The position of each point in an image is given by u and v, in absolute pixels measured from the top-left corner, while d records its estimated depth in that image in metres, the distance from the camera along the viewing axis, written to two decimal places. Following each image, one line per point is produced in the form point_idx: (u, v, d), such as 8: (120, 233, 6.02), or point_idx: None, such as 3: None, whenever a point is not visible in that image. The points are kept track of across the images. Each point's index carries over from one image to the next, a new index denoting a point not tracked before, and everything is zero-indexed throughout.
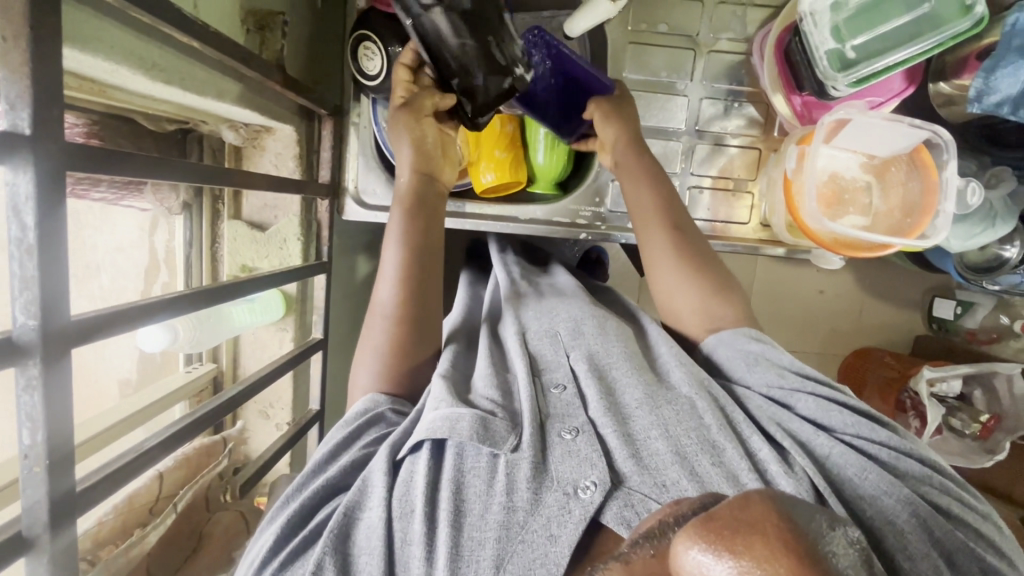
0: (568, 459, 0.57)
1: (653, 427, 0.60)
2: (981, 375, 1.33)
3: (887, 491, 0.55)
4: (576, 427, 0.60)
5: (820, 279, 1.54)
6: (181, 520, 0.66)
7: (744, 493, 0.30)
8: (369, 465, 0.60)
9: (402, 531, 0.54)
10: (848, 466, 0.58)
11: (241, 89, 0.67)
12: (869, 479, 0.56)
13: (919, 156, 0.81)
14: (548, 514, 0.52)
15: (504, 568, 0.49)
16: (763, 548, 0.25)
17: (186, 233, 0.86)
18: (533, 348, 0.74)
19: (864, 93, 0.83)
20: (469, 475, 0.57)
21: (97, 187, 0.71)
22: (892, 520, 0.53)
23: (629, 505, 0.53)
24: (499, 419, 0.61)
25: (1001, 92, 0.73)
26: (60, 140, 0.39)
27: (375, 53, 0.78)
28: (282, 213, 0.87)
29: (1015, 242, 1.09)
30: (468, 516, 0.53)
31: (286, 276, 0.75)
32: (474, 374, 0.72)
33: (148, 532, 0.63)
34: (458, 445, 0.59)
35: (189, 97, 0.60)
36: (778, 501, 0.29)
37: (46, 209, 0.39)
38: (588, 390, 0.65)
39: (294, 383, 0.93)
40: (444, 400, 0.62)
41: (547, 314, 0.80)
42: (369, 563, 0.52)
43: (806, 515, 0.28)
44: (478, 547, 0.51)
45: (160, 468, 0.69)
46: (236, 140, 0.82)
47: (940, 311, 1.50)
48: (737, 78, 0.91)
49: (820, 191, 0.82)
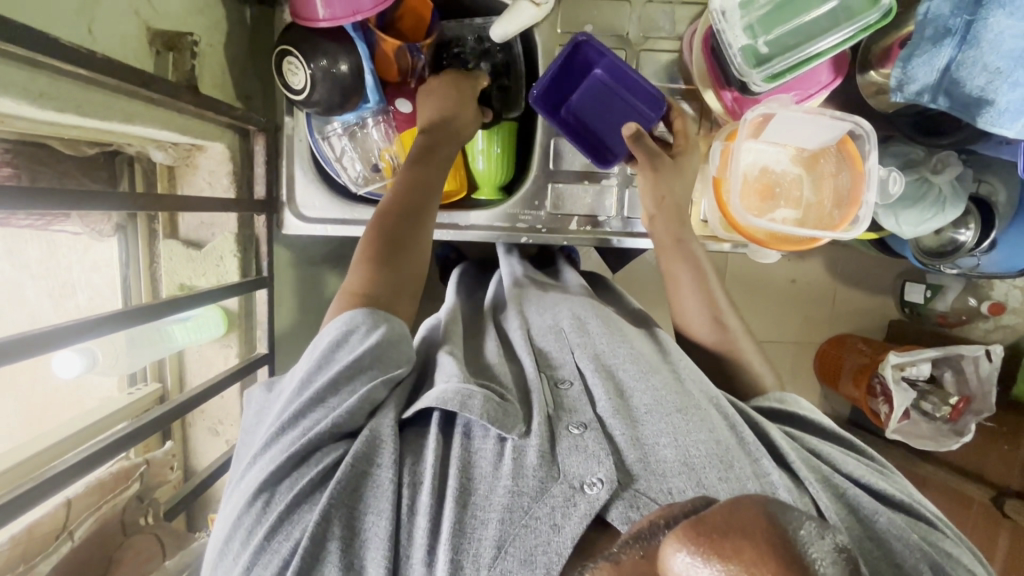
0: (575, 453, 0.58)
1: (663, 435, 0.61)
2: (948, 359, 1.32)
3: (898, 534, 0.55)
4: (584, 422, 0.61)
5: (787, 269, 1.55)
6: (85, 550, 0.67)
7: (737, 498, 0.32)
8: (379, 420, 0.61)
9: (409, 500, 0.55)
10: (864, 502, 0.58)
11: (157, 111, 0.67)
12: (883, 515, 0.57)
13: (846, 148, 0.81)
14: (553, 503, 0.53)
15: (505, 550, 0.50)
16: (747, 550, 0.28)
17: (122, 254, 0.86)
18: (538, 343, 0.76)
19: (790, 86, 0.83)
20: (477, 457, 0.59)
21: (16, 216, 0.70)
22: (899, 564, 0.54)
23: (635, 506, 0.53)
24: (513, 405, 0.62)
25: (919, 81, 0.73)
26: None
27: (299, 67, 0.78)
28: (219, 231, 0.86)
29: (969, 225, 1.09)
30: (474, 494, 0.55)
31: (215, 293, 0.74)
32: (483, 353, 0.76)
33: (36, 563, 0.63)
34: (466, 425, 0.61)
35: (94, 123, 0.60)
36: (768, 505, 0.31)
37: None
38: (596, 388, 0.66)
39: (242, 400, 0.92)
40: (455, 375, 0.64)
41: (550, 310, 0.81)
42: (376, 523, 0.53)
43: (795, 517, 0.30)
44: (481, 526, 0.52)
45: (67, 494, 0.67)
46: (167, 159, 0.82)
47: (911, 295, 1.50)
48: (673, 76, 0.92)
49: (751, 186, 0.83)
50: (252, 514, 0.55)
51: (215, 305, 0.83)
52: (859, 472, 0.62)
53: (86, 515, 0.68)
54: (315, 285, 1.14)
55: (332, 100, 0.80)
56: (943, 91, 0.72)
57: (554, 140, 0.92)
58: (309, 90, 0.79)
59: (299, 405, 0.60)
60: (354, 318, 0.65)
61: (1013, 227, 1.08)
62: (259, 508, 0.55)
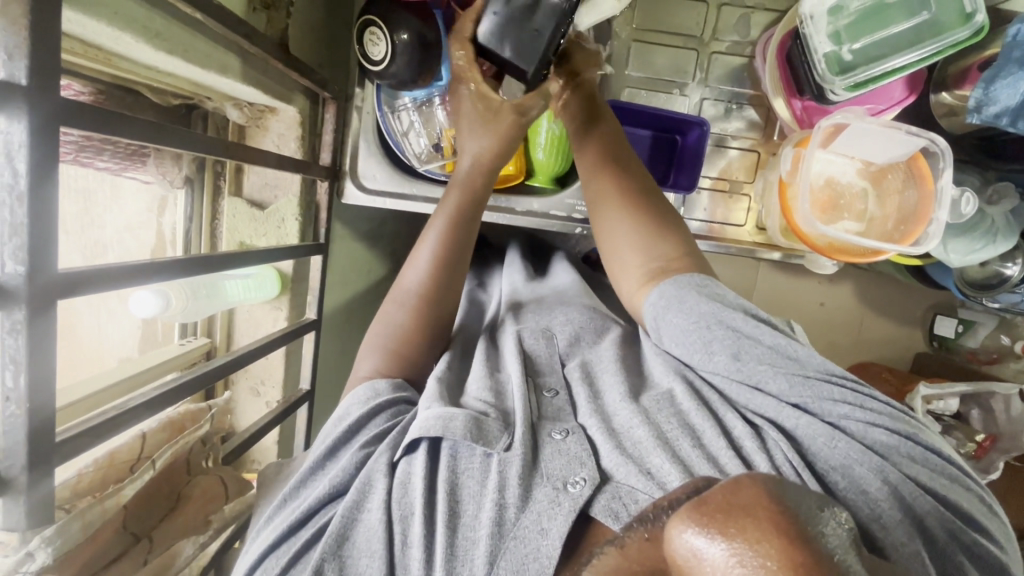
0: (558, 457, 0.57)
1: (635, 417, 0.60)
2: (979, 395, 1.30)
3: (858, 460, 0.53)
4: (567, 428, 0.61)
5: (819, 291, 1.54)
6: (160, 479, 0.60)
7: (738, 478, 0.32)
8: (370, 464, 0.59)
9: (402, 533, 0.54)
10: (816, 437, 0.55)
11: (246, 67, 0.68)
12: (838, 448, 0.54)
13: (916, 165, 0.81)
14: (538, 509, 0.52)
15: (496, 565, 0.49)
16: (754, 527, 0.28)
17: (187, 207, 0.87)
18: (528, 348, 0.75)
19: (864, 99, 0.84)
20: (464, 476, 0.57)
21: (100, 156, 0.72)
22: (865, 490, 0.51)
23: (617, 497, 0.52)
24: (492, 419, 0.61)
25: (1000, 103, 0.73)
26: (87, 110, 0.40)
27: (381, 38, 0.79)
28: (282, 193, 0.87)
29: (1016, 260, 1.07)
30: (463, 517, 0.54)
31: (280, 252, 0.76)
32: (469, 378, 0.73)
33: (126, 484, 0.54)
34: (452, 445, 0.59)
35: (191, 70, 0.61)
36: (769, 484, 0.31)
37: (41, 174, 0.37)
38: (579, 394, 0.66)
39: (286, 363, 0.93)
40: (436, 400, 0.63)
41: (546, 314, 0.82)
42: (370, 565, 0.52)
43: (802, 499, 0.31)
44: (471, 546, 0.51)
45: (142, 427, 0.61)
46: (240, 118, 0.83)
47: (941, 329, 1.48)
48: (741, 81, 0.92)
49: (815, 195, 0.82)
50: (258, 575, 0.55)
51: (274, 266, 0.85)
52: (810, 400, 0.57)
53: (164, 449, 0.61)
54: (359, 259, 1.15)
55: (406, 75, 0.81)
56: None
57: (627, 90, 0.93)
58: (387, 61, 0.80)
59: (301, 474, 0.62)
60: (378, 386, 0.68)
61: None
62: (262, 562, 0.55)
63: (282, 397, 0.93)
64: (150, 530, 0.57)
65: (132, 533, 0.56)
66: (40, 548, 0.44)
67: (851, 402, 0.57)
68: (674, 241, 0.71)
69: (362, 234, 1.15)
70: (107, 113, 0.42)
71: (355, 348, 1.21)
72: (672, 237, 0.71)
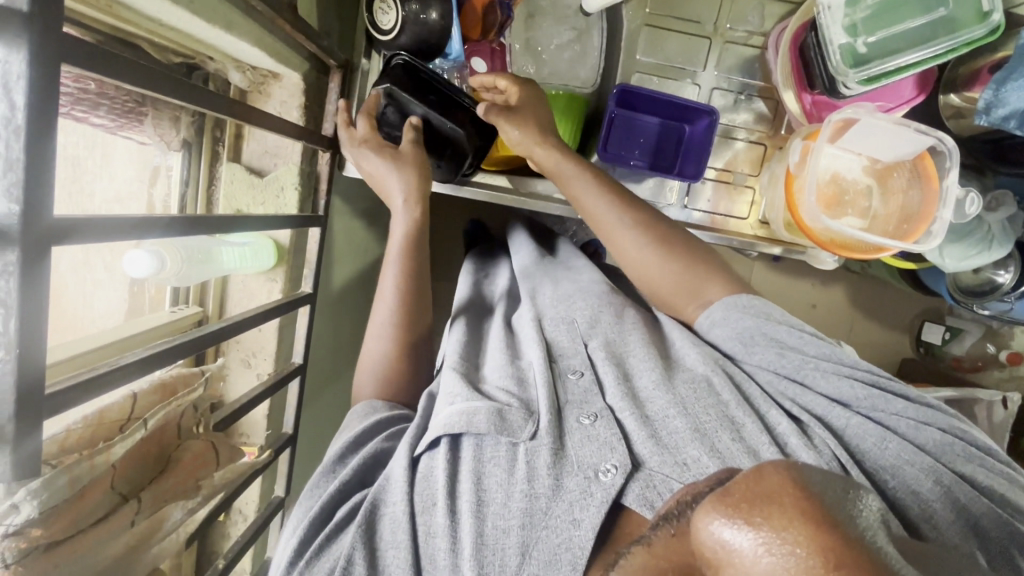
0: (588, 444, 0.57)
1: (670, 407, 0.60)
2: (963, 400, 1.30)
3: (909, 461, 0.54)
4: (595, 412, 0.60)
5: (811, 292, 1.55)
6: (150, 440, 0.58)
7: (762, 466, 0.31)
8: (392, 461, 0.61)
9: (425, 524, 0.55)
10: (866, 437, 0.57)
11: (253, 26, 0.66)
12: (888, 448, 0.55)
13: (922, 164, 0.81)
14: (570, 498, 0.52)
15: (529, 556, 0.50)
16: (780, 513, 0.27)
17: (183, 172, 0.84)
18: (549, 335, 0.74)
19: (875, 96, 0.83)
20: (489, 464, 0.57)
21: (96, 110, 0.69)
22: (915, 490, 0.52)
23: (650, 486, 0.52)
24: (515, 409, 0.61)
25: (1009, 105, 0.74)
26: (89, 48, 0.38)
27: (390, 7, 0.78)
28: (282, 161, 0.86)
29: (1008, 268, 1.08)
30: (491, 504, 0.54)
31: (280, 220, 0.74)
32: (486, 365, 0.72)
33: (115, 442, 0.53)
34: (476, 439, 0.59)
35: (196, 24, 0.59)
36: (793, 468, 0.30)
37: (38, 111, 0.35)
38: (605, 375, 0.65)
39: (279, 335, 0.91)
40: (460, 395, 0.63)
41: (564, 301, 0.80)
42: (396, 556, 0.53)
43: (826, 481, 0.30)
44: (502, 535, 0.52)
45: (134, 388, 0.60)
46: (243, 81, 0.80)
47: (928, 335, 1.49)
48: (751, 72, 0.92)
49: (821, 190, 0.82)
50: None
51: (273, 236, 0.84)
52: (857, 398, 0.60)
53: (158, 408, 0.59)
54: (356, 237, 1.13)
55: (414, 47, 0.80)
56: None
57: (638, 74, 0.92)
58: (396, 31, 0.79)
59: (319, 472, 0.63)
60: (375, 405, 0.71)
61: None
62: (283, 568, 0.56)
63: (274, 370, 0.92)
64: (140, 490, 0.56)
65: (121, 492, 0.54)
66: (25, 501, 0.45)
67: (898, 404, 0.59)
68: (719, 282, 0.74)
69: (361, 210, 1.13)
70: (111, 56, 0.41)
71: (349, 327, 1.19)
72: (713, 268, 0.75)
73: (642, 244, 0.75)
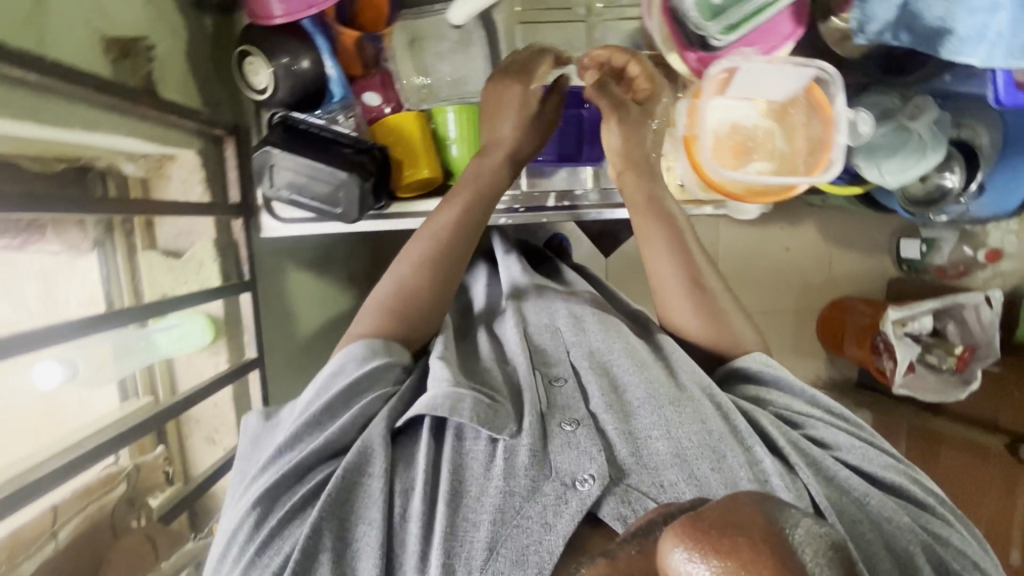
0: (567, 450, 0.56)
1: (654, 427, 0.59)
2: (951, 308, 1.31)
3: (888, 517, 0.55)
4: (577, 419, 0.59)
5: (782, 236, 1.50)
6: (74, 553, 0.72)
7: (738, 496, 0.31)
8: (368, 432, 0.59)
9: (401, 506, 0.54)
10: (854, 487, 0.57)
11: (115, 117, 0.68)
12: (872, 501, 0.56)
13: (813, 96, 0.81)
14: (544, 501, 0.52)
15: (496, 551, 0.49)
16: (749, 547, 0.26)
17: (102, 269, 0.83)
18: (534, 342, 0.72)
19: (751, 38, 0.83)
20: (467, 458, 0.57)
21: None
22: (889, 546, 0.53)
23: (625, 501, 0.52)
24: (501, 404, 0.60)
25: (878, 20, 0.74)
26: None
27: (258, 67, 0.79)
28: (197, 238, 0.88)
29: (953, 169, 1.06)
30: (465, 497, 0.53)
31: (194, 296, 0.75)
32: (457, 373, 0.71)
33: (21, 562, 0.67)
34: (458, 429, 0.59)
35: (48, 130, 0.61)
36: (765, 503, 0.30)
37: None
38: (589, 382, 0.64)
39: (236, 405, 0.92)
40: (446, 379, 0.62)
41: (546, 305, 0.78)
42: (368, 533, 0.52)
43: (792, 513, 0.29)
44: (472, 527, 0.51)
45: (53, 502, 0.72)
46: (138, 171, 0.81)
47: (907, 252, 1.47)
48: (636, 43, 0.92)
49: (723, 143, 0.82)
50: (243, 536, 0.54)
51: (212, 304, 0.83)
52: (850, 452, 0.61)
53: (71, 518, 0.73)
54: (307, 290, 1.13)
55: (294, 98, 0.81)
56: (903, 27, 0.73)
57: None
58: (271, 89, 0.80)
59: (293, 429, 0.60)
60: (351, 351, 0.65)
61: (999, 169, 1.07)
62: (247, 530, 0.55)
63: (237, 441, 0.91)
64: None
65: None
66: None
67: (884, 463, 0.61)
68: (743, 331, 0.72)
69: (309, 262, 1.13)
70: None
71: None
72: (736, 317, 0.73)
73: (669, 261, 0.73)
